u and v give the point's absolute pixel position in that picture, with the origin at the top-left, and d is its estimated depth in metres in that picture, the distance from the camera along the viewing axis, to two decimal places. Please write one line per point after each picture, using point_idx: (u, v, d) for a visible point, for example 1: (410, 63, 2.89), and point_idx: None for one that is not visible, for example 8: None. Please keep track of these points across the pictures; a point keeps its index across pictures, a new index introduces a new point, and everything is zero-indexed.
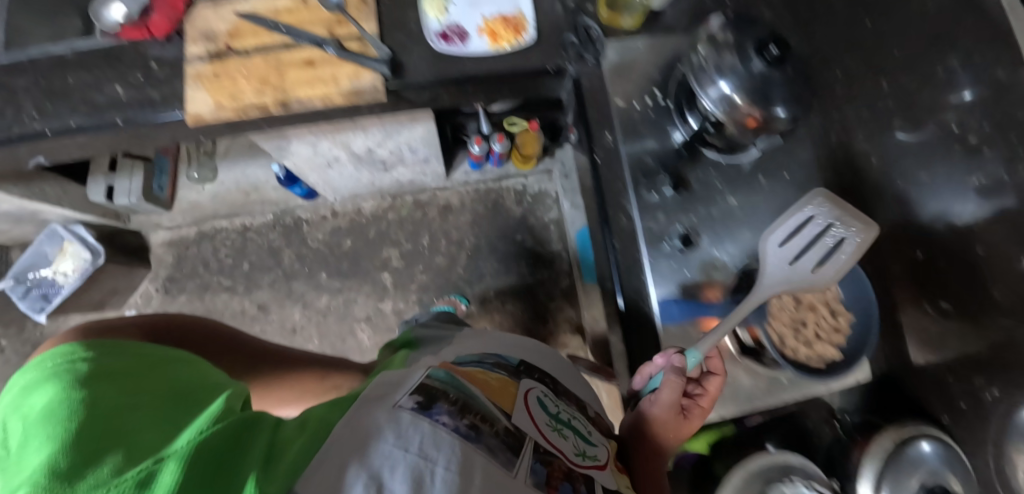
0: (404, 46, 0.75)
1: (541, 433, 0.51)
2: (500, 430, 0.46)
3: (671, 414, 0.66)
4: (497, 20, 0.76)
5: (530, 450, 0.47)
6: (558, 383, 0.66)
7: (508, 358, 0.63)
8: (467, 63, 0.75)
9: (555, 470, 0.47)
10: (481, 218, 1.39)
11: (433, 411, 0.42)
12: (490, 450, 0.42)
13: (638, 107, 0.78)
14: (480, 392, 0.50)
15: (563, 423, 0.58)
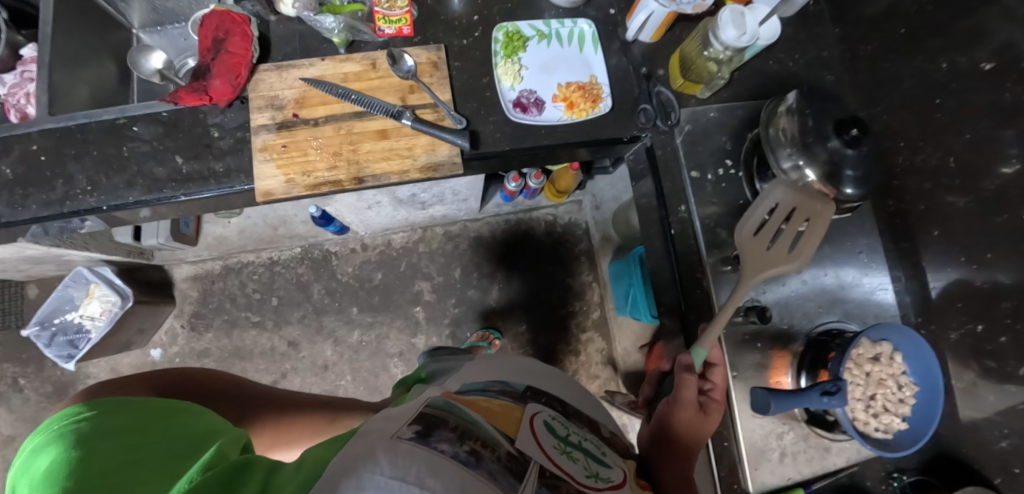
0: (479, 115, 0.74)
1: (549, 456, 0.44)
2: (500, 458, 0.39)
3: (689, 410, 0.66)
4: (573, 88, 0.77)
5: (534, 475, 0.40)
6: (570, 405, 0.59)
7: (514, 383, 0.56)
8: (544, 132, 0.75)
9: (561, 492, 0.40)
10: (511, 249, 1.38)
11: (431, 440, 0.37)
12: (490, 475, 0.37)
13: (712, 177, 0.77)
14: (479, 416, 0.43)
15: (578, 445, 0.49)
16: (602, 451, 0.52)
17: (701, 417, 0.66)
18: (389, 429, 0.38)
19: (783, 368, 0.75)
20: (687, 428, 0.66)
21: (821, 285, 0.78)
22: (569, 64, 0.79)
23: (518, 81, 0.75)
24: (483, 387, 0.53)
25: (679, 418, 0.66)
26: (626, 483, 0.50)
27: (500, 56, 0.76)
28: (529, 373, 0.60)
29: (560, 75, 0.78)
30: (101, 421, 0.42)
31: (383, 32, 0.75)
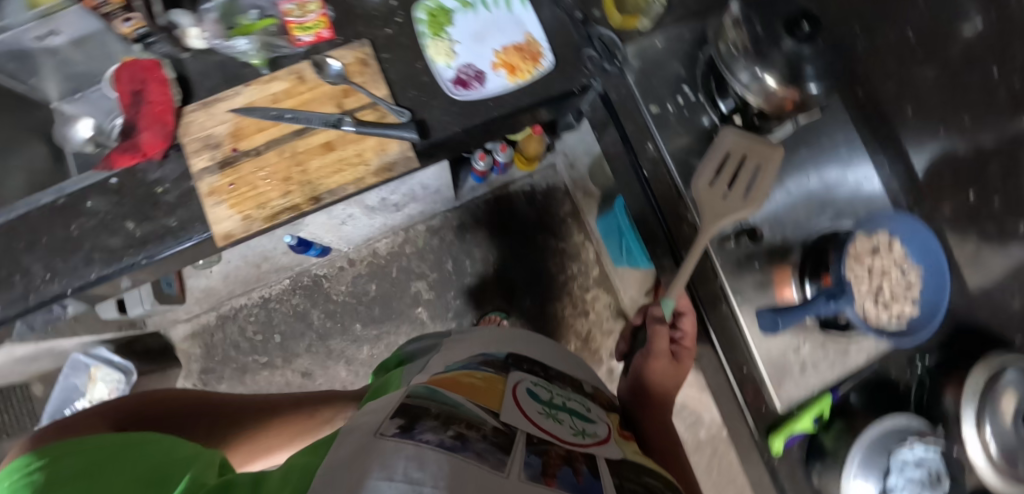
0: (422, 103, 0.71)
1: (534, 421, 0.44)
2: (486, 436, 0.38)
3: (662, 362, 0.72)
4: (510, 51, 0.74)
5: (523, 443, 0.39)
6: (552, 368, 0.60)
7: (492, 353, 0.56)
8: (492, 105, 0.72)
9: (551, 456, 0.39)
10: (498, 228, 1.36)
11: (417, 431, 0.35)
12: (478, 454, 0.34)
13: (672, 107, 0.74)
14: (462, 398, 0.43)
15: (560, 407, 0.51)
16: (584, 408, 0.54)
17: (675, 367, 0.72)
18: (372, 424, 0.35)
19: (787, 276, 0.73)
20: (661, 379, 0.71)
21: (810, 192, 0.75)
22: (501, 29, 0.75)
23: (452, 58, 0.72)
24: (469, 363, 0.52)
25: (653, 369, 0.71)
26: (609, 437, 0.51)
27: (427, 37, 0.72)
28: (509, 340, 0.61)
29: (495, 41, 0.74)
30: (57, 466, 0.39)
31: (304, 41, 0.71)
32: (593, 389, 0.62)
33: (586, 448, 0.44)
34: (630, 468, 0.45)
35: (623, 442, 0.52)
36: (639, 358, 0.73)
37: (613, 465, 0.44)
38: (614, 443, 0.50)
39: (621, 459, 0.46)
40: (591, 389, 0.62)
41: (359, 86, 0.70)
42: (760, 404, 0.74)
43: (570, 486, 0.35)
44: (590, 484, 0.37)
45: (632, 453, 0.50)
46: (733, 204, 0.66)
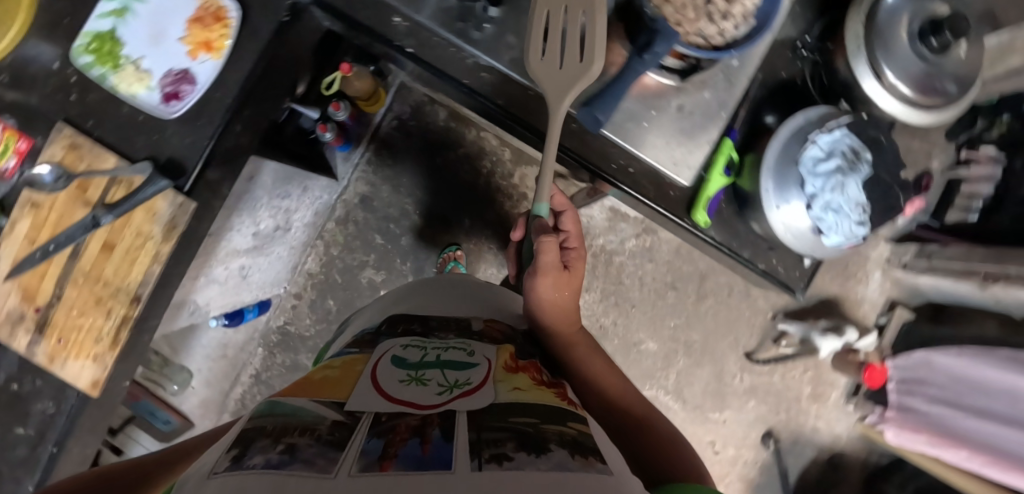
0: (161, 142, 0.62)
1: (391, 396, 0.47)
2: (321, 435, 0.38)
3: (556, 283, 0.74)
4: (192, 28, 0.61)
5: (365, 428, 0.40)
6: (433, 317, 0.69)
7: (375, 325, 0.69)
8: (223, 95, 0.63)
9: (398, 432, 0.39)
10: (396, 177, 1.29)
11: (246, 459, 0.35)
12: (305, 462, 0.33)
13: None
14: (306, 400, 0.46)
15: (433, 366, 0.54)
16: (462, 356, 0.57)
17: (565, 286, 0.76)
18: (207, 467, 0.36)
19: (616, 45, 0.64)
20: (559, 298, 0.75)
21: None
22: (169, 10, 0.62)
23: (146, 78, 0.61)
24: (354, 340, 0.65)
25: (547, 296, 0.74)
26: (484, 382, 0.51)
27: (106, 74, 0.61)
28: (411, 293, 0.76)
29: (173, 28, 0.61)
30: None
31: (14, 168, 0.60)
32: (481, 324, 0.68)
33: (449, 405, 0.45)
34: (497, 412, 0.44)
35: (499, 381, 0.52)
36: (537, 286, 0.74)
37: (476, 416, 0.43)
38: (487, 386, 0.50)
39: (488, 406, 0.45)
40: (478, 325, 0.68)
41: (87, 171, 0.61)
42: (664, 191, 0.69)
43: (411, 462, 0.34)
44: (438, 452, 0.36)
45: (507, 391, 0.49)
46: (569, 71, 0.57)
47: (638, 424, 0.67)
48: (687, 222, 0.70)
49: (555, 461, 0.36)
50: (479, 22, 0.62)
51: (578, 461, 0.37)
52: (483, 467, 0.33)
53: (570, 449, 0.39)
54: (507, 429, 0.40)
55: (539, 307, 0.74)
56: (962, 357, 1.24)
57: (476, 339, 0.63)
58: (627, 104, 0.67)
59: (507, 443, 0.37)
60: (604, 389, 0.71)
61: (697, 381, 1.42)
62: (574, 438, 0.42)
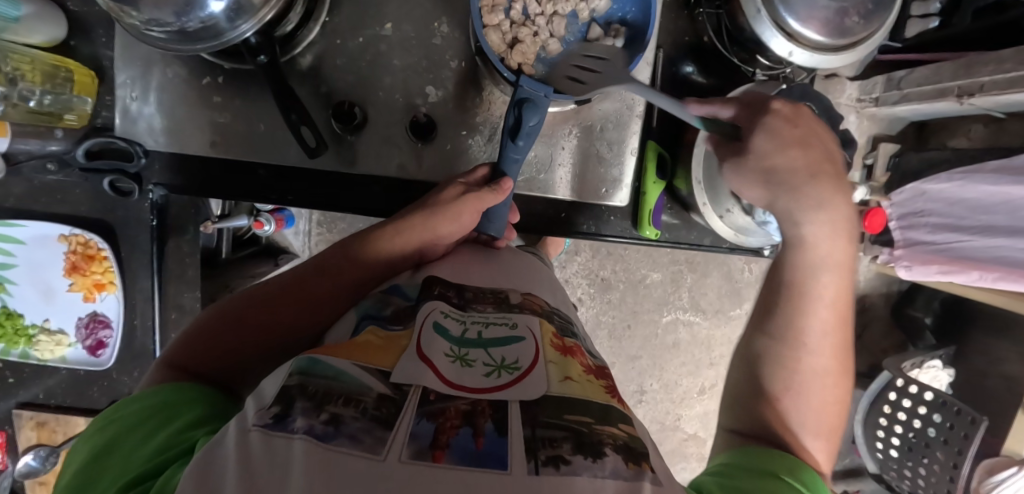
0: (108, 385, 0.61)
1: (436, 377, 0.33)
2: (366, 411, 0.28)
3: (806, 148, 0.44)
4: (76, 275, 0.59)
5: (412, 408, 0.29)
6: (470, 287, 0.47)
7: (407, 290, 0.46)
8: (136, 321, 0.60)
9: (447, 417, 0.29)
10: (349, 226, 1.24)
11: (289, 421, 0.27)
12: (350, 440, 0.25)
13: (226, 119, 0.57)
14: (346, 361, 0.33)
15: (475, 342, 0.39)
16: (506, 330, 0.40)
17: (831, 165, 0.45)
18: (247, 417, 0.29)
19: (494, 91, 0.58)
20: (831, 189, 0.44)
21: (419, 28, 0.57)
22: (44, 264, 0.59)
23: (64, 339, 0.60)
24: (379, 305, 0.44)
25: (794, 167, 0.44)
26: (535, 364, 0.36)
27: (25, 351, 0.59)
28: (466, 259, 0.52)
29: (59, 281, 0.60)
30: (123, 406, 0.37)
31: (3, 460, 0.64)
32: (519, 298, 0.47)
33: (500, 391, 0.33)
34: (550, 407, 0.32)
35: (550, 363, 0.37)
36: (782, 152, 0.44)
37: (530, 406, 0.31)
38: (539, 368, 0.36)
39: (539, 399, 0.32)
40: (517, 298, 0.47)
41: (67, 439, 0.63)
42: (604, 217, 0.64)
43: (465, 459, 0.25)
44: (494, 449, 0.27)
45: (559, 380, 0.35)
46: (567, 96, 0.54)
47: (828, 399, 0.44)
48: (637, 237, 0.65)
49: (612, 471, 0.28)
50: (343, 140, 0.57)
51: (633, 473, 0.29)
52: (541, 473, 0.26)
53: (626, 455, 0.30)
54: (565, 427, 0.30)
55: (801, 184, 0.44)
56: (953, 182, 1.07)
57: (518, 311, 0.44)
58: (533, 152, 0.61)
59: (562, 444, 0.28)
60: (814, 333, 0.44)
61: (709, 289, 1.42)
62: (631, 444, 0.32)
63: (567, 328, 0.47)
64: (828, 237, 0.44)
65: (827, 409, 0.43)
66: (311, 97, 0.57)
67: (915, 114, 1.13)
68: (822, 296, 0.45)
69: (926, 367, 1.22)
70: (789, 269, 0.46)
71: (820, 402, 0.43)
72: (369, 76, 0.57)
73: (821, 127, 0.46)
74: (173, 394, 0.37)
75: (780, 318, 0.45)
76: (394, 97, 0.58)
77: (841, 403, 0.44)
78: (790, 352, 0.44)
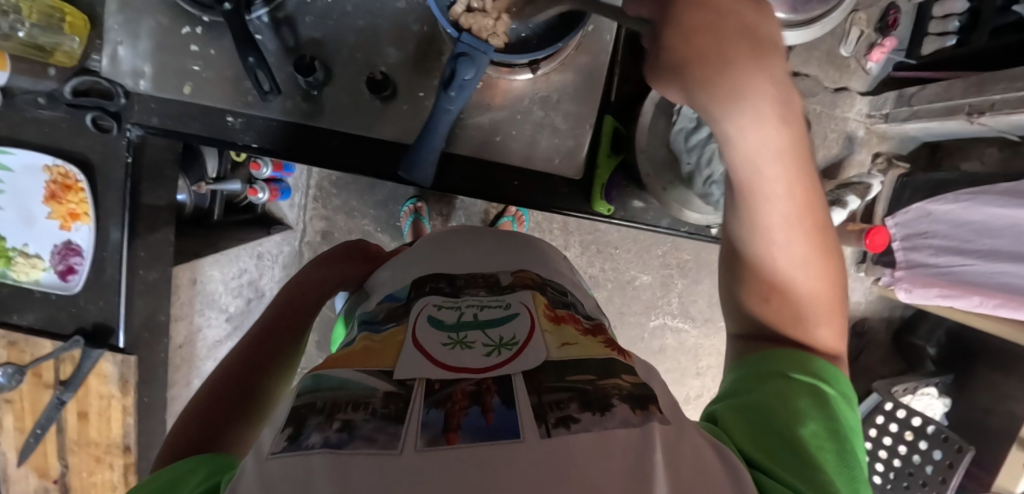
0: (75, 312, 0.65)
1: (436, 366, 0.34)
2: (376, 411, 0.29)
3: (711, 30, 0.36)
4: (54, 203, 0.63)
5: (420, 399, 0.30)
6: (461, 277, 0.49)
7: (397, 293, 0.48)
8: (106, 254, 0.64)
9: (455, 400, 0.30)
10: (344, 202, 1.26)
11: (303, 438, 0.28)
12: (367, 440, 0.27)
13: (200, 67, 0.60)
14: (351, 370, 0.35)
15: (471, 325, 0.40)
16: (500, 311, 0.41)
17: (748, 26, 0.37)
18: (263, 448, 0.30)
19: (441, 50, 0.61)
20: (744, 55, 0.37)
21: None
22: (27, 191, 0.64)
23: (38, 264, 0.64)
24: (373, 312, 0.47)
25: (699, 55, 0.37)
26: (531, 335, 0.38)
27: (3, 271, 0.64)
28: (433, 246, 0.55)
29: (40, 208, 0.64)
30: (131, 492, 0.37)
31: None
32: (510, 277, 0.48)
33: (502, 368, 0.34)
34: (553, 371, 0.33)
35: (546, 333, 0.38)
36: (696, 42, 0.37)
37: (532, 378, 0.33)
38: (535, 339, 0.37)
39: (540, 367, 0.34)
40: (507, 278, 0.48)
41: (34, 359, 0.67)
42: (558, 190, 0.65)
43: (477, 437, 0.27)
44: (504, 422, 0.29)
45: (558, 347, 0.36)
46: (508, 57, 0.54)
47: (814, 273, 0.46)
48: (592, 215, 0.66)
49: (621, 421, 0.30)
50: (309, 94, 0.60)
51: (641, 418, 0.30)
52: (552, 435, 0.27)
53: (633, 403, 0.32)
54: (568, 388, 0.32)
55: (696, 80, 0.38)
56: (960, 203, 1.02)
57: (509, 290, 0.45)
58: (488, 118, 0.62)
59: (569, 404, 0.30)
60: (781, 231, 0.44)
61: (702, 297, 1.40)
62: (637, 392, 0.33)
63: (561, 297, 0.47)
64: (771, 138, 0.39)
65: (821, 298, 0.46)
66: (274, 48, 0.60)
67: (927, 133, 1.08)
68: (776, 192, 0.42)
69: (920, 393, 1.15)
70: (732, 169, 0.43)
71: (811, 286, 0.46)
72: (335, 34, 0.60)
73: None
74: (182, 469, 0.37)
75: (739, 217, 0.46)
76: (352, 52, 0.60)
77: (831, 282, 0.47)
78: (760, 250, 0.46)
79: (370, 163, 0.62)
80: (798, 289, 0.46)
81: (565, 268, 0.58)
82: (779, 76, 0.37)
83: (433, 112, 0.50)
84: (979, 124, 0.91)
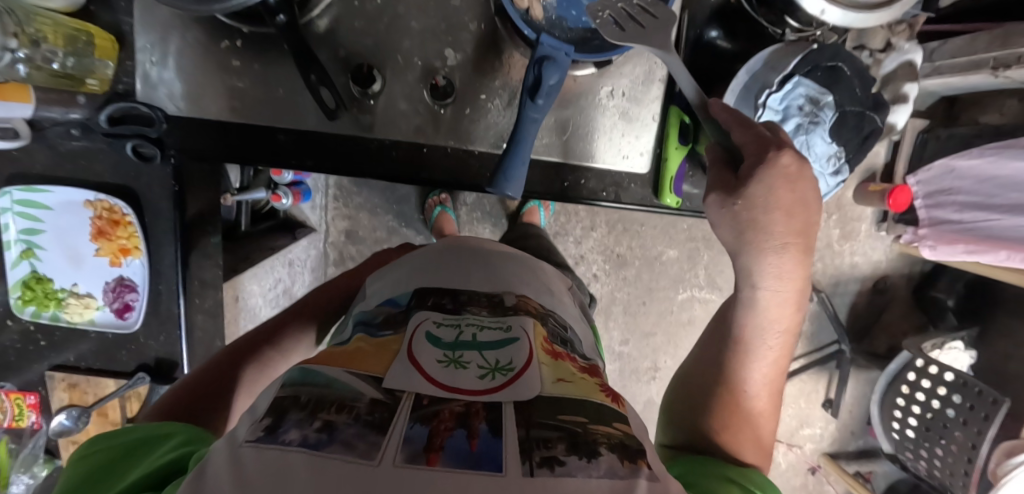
0: (136, 347, 0.63)
1: (427, 380, 0.31)
2: (360, 416, 0.27)
3: (791, 215, 0.44)
4: (100, 238, 0.60)
5: (406, 411, 0.28)
6: (464, 292, 0.45)
7: (398, 299, 0.44)
8: (161, 286, 0.61)
9: (441, 419, 0.28)
10: (366, 199, 1.22)
11: (282, 432, 0.27)
12: (345, 446, 0.25)
13: (244, 83, 0.57)
14: (341, 369, 0.32)
15: (468, 345, 0.36)
16: (500, 334, 0.38)
17: (802, 237, 0.45)
18: (238, 434, 0.28)
19: (511, 56, 0.57)
20: (787, 247, 0.45)
21: None
22: (71, 228, 0.60)
23: (92, 303, 0.61)
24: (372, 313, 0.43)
25: (765, 228, 0.44)
26: (530, 364, 0.34)
27: (56, 314, 0.61)
28: (440, 260, 0.50)
29: (87, 245, 0.61)
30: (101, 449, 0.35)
31: (37, 421, 0.66)
32: (515, 300, 0.45)
33: (494, 394, 0.31)
34: (544, 406, 0.30)
35: (544, 364, 0.34)
36: (768, 217, 0.44)
37: (523, 409, 0.29)
38: (533, 369, 0.33)
39: (532, 399, 0.30)
40: (512, 300, 0.44)
41: (98, 400, 0.64)
42: (622, 185, 0.64)
43: (460, 462, 0.25)
44: (491, 452, 0.26)
45: (552, 381, 0.32)
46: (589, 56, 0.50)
47: (758, 440, 0.47)
48: (653, 207, 0.65)
49: (606, 471, 0.26)
50: (363, 103, 0.57)
51: (629, 472, 0.27)
52: (534, 475, 0.25)
53: (622, 452, 0.28)
54: (558, 427, 0.29)
55: (762, 242, 0.45)
56: (985, 158, 0.99)
57: (512, 312, 0.42)
58: (552, 117, 0.61)
59: (557, 444, 0.27)
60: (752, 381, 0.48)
61: (726, 267, 1.41)
62: (626, 443, 0.29)
63: (561, 331, 0.43)
64: (773, 302, 0.47)
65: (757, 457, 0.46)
66: (330, 62, 0.56)
67: (951, 90, 1.07)
68: (764, 350, 0.48)
69: (948, 348, 1.20)
70: (742, 314, 0.48)
71: (753, 445, 0.46)
72: (386, 39, 0.56)
73: (814, 192, 0.45)
74: (161, 429, 0.36)
75: (728, 356, 0.49)
76: (410, 58, 0.57)
77: (764, 448, 0.47)
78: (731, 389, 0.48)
79: (396, 170, 0.59)
80: (748, 435, 0.46)
81: (564, 296, 0.53)
82: (802, 283, 0.47)
83: (519, 122, 0.47)
84: (1005, 78, 0.87)
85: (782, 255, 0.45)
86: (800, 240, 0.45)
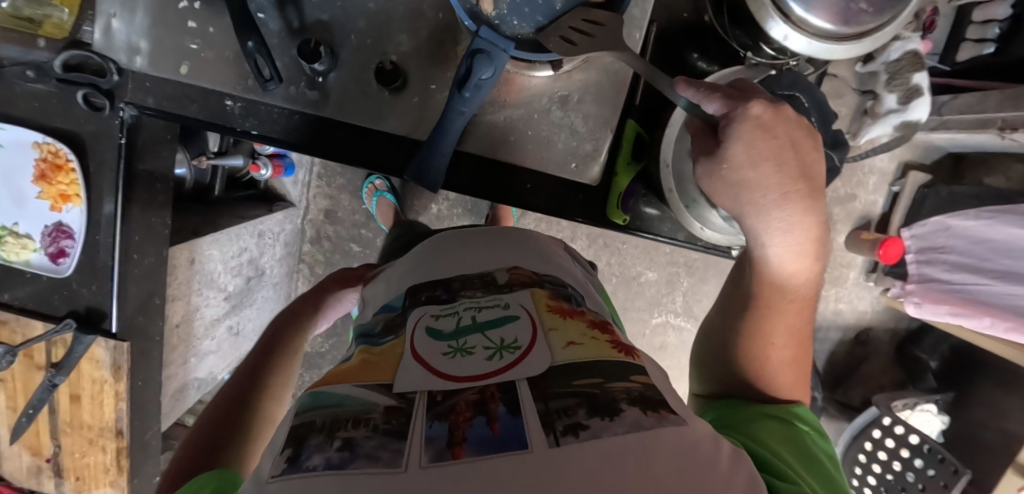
0: (69, 294, 0.63)
1: (435, 375, 0.29)
2: (378, 427, 0.25)
3: (781, 164, 0.42)
4: (42, 183, 0.61)
5: (421, 413, 0.25)
6: (455, 276, 0.42)
7: (393, 303, 0.42)
8: (98, 237, 0.61)
9: (458, 411, 0.25)
10: (349, 180, 1.22)
11: (304, 460, 0.24)
12: (369, 459, 0.23)
13: (199, 46, 0.56)
14: (349, 385, 0.30)
15: (469, 327, 0.33)
16: (498, 310, 0.35)
17: (806, 182, 0.44)
18: (261, 473, 0.26)
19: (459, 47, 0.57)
20: (789, 198, 0.43)
21: None
22: (16, 169, 0.62)
23: (28, 245, 0.63)
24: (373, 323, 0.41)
25: (761, 184, 0.43)
26: (533, 338, 0.31)
27: None
28: (441, 246, 0.48)
29: (30, 188, 0.62)
30: None
31: None
32: (507, 274, 0.41)
33: (506, 373, 0.28)
34: (558, 376, 0.28)
35: (549, 332, 0.32)
36: (757, 170, 0.42)
37: (537, 382, 0.27)
38: (539, 342, 0.31)
39: (544, 372, 0.28)
40: (503, 275, 0.41)
41: (25, 340, 0.65)
42: (575, 198, 0.62)
43: (484, 448, 0.23)
44: (514, 432, 0.24)
45: (562, 347, 0.30)
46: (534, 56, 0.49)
47: (793, 376, 0.49)
48: (608, 223, 0.63)
49: (631, 426, 0.24)
50: (314, 79, 0.57)
51: (654, 421, 0.26)
52: (561, 445, 0.22)
53: (644, 405, 0.26)
54: (574, 393, 0.26)
55: (758, 200, 0.43)
56: (981, 220, 0.93)
57: (507, 288, 0.38)
58: (503, 115, 0.59)
59: (578, 410, 0.25)
60: (779, 332, 0.49)
61: (706, 297, 1.37)
62: (645, 394, 0.28)
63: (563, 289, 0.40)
64: (792, 255, 0.46)
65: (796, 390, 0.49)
66: (281, 34, 0.56)
67: (953, 145, 1.03)
68: (789, 300, 0.48)
69: (920, 409, 1.14)
70: (763, 272, 0.48)
71: (790, 385, 0.49)
72: (344, 16, 0.56)
73: (800, 130, 0.43)
74: (193, 486, 0.35)
75: (750, 314, 0.50)
76: (363, 37, 0.56)
77: (802, 379, 0.50)
78: (756, 346, 0.49)
79: (350, 150, 0.59)
80: (779, 377, 0.49)
81: (563, 256, 0.51)
82: (820, 220, 0.45)
83: (446, 112, 0.47)
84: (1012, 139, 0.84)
85: (788, 208, 0.43)
86: (806, 188, 0.44)
